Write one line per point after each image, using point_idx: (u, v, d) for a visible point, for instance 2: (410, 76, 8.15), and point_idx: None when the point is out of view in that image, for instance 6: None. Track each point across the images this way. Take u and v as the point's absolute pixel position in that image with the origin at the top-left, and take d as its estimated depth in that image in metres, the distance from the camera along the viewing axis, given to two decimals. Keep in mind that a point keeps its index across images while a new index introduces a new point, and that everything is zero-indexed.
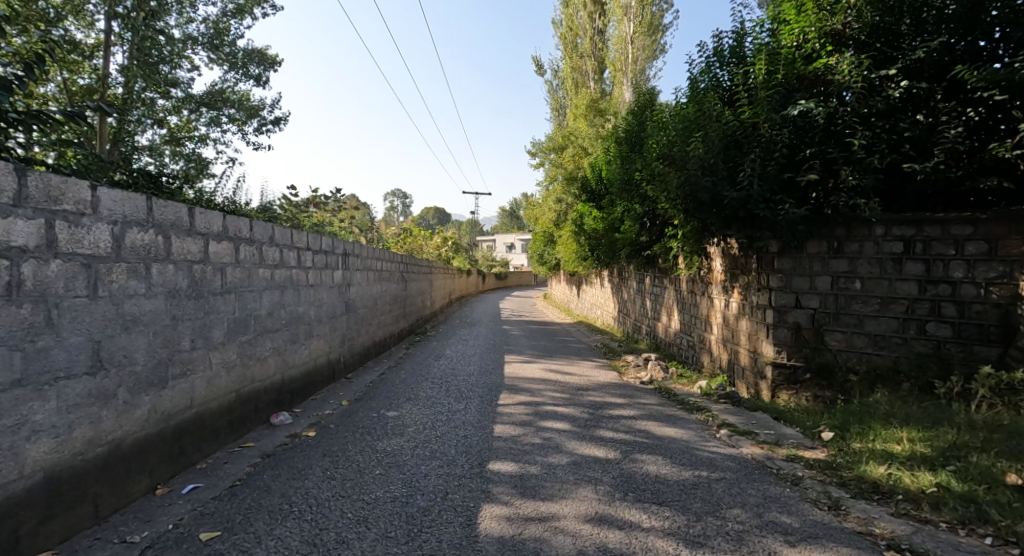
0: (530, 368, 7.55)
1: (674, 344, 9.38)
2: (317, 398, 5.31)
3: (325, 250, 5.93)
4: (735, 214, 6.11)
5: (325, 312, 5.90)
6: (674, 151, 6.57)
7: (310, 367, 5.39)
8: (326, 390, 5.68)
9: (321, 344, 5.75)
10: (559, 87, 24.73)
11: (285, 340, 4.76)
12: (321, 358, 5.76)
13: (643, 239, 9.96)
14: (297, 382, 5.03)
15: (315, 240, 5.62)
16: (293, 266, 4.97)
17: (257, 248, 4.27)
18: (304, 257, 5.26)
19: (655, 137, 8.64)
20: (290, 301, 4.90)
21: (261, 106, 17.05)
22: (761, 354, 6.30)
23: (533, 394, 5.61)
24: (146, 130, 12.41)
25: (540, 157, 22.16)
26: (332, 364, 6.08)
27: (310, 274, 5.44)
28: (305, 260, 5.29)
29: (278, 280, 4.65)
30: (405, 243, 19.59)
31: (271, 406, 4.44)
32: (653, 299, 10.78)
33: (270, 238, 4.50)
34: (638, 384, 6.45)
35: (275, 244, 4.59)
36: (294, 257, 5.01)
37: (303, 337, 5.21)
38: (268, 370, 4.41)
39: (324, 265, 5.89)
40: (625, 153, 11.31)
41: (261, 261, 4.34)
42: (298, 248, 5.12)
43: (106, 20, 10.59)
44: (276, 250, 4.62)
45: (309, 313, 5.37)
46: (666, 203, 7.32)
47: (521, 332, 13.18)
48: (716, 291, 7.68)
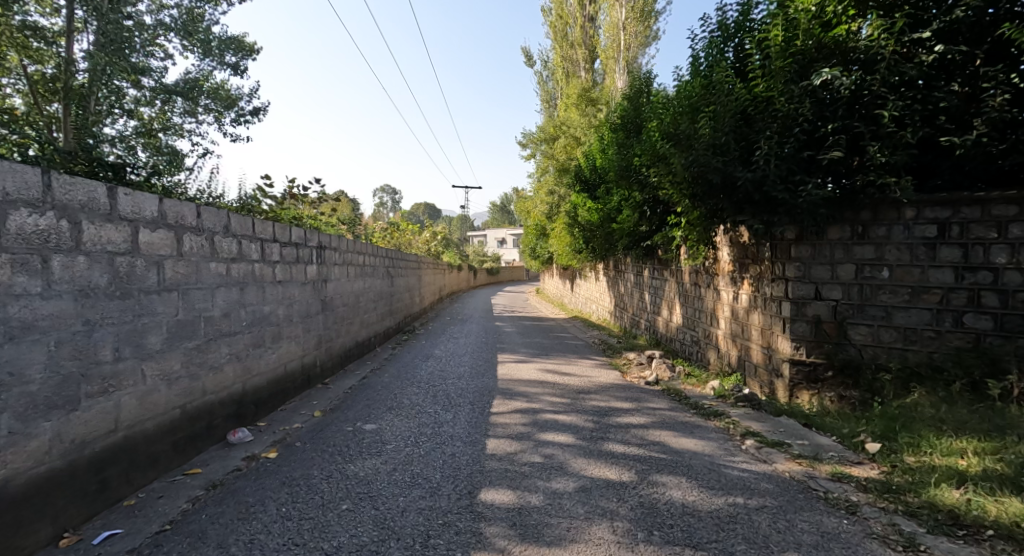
0: (525, 369, 7.00)
1: (677, 340, 8.88)
2: (287, 409, 4.73)
3: (295, 242, 5.32)
4: (748, 198, 5.59)
5: (297, 311, 5.30)
6: (681, 131, 6.03)
7: (279, 373, 4.80)
8: (299, 399, 5.10)
9: (293, 348, 5.16)
10: (548, 78, 24.09)
11: (247, 344, 4.17)
12: (293, 363, 5.18)
13: (642, 229, 9.43)
14: (263, 392, 4.44)
15: (282, 231, 5.02)
16: (254, 259, 4.38)
17: (208, 239, 3.67)
18: (269, 250, 4.66)
19: (656, 119, 8.05)
20: (252, 300, 4.31)
21: (238, 97, 16.42)
22: (776, 350, 5.78)
23: (530, 400, 5.06)
24: (115, 122, 11.71)
25: (533, 148, 21.72)
26: (306, 370, 5.49)
27: (277, 268, 4.85)
28: (269, 255, 4.69)
29: (237, 276, 4.06)
30: (393, 239, 18.97)
31: (230, 422, 3.85)
32: (653, 293, 10.25)
33: (225, 227, 3.91)
34: (644, 385, 5.92)
35: (231, 235, 4.00)
36: (256, 249, 4.41)
37: (270, 340, 4.61)
38: (226, 381, 3.82)
39: (295, 260, 5.29)
40: (622, 140, 10.78)
41: (213, 254, 3.74)
42: (261, 240, 4.52)
43: (70, 4, 9.88)
44: (233, 241, 4.03)
45: (277, 312, 4.79)
46: (670, 189, 6.77)
47: (515, 328, 12.61)
48: (723, 283, 7.17)
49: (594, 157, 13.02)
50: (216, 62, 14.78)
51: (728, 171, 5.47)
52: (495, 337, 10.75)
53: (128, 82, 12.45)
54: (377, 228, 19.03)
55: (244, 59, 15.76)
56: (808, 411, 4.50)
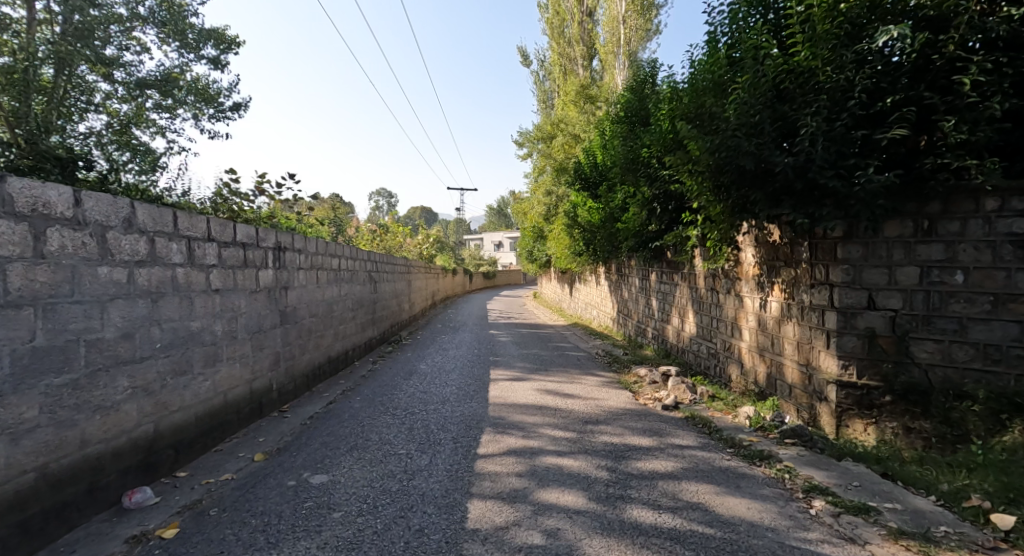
0: (521, 389, 6.07)
1: (690, 351, 7.98)
2: (225, 449, 3.82)
3: (241, 242, 4.40)
4: (786, 188, 4.69)
5: (243, 326, 4.37)
6: (703, 110, 5.14)
7: (215, 405, 3.87)
8: (245, 434, 4.17)
9: (236, 372, 4.22)
10: (544, 77, 23.25)
11: (163, 373, 3.25)
12: (237, 390, 4.24)
13: (651, 228, 8.53)
14: (189, 431, 3.52)
15: (221, 229, 4.10)
16: (176, 262, 3.45)
17: (96, 238, 2.76)
18: (200, 251, 3.74)
19: (669, 104, 7.13)
20: (173, 316, 3.39)
21: (219, 94, 15.64)
22: (818, 369, 4.88)
23: (527, 434, 4.14)
24: (82, 117, 10.94)
25: (528, 147, 20.84)
26: (255, 397, 4.55)
27: (214, 274, 3.92)
28: (202, 257, 3.78)
29: (148, 285, 3.15)
30: (381, 242, 18.07)
31: (132, 478, 2.93)
32: (661, 299, 9.34)
33: (128, 221, 3.00)
34: (662, 411, 5.02)
35: (139, 232, 3.09)
36: (179, 250, 3.49)
37: (201, 366, 3.70)
38: (128, 425, 2.90)
39: (240, 264, 4.36)
40: (626, 132, 9.89)
41: (107, 257, 2.83)
42: (188, 238, 3.61)
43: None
44: (142, 239, 3.11)
45: (213, 329, 3.87)
46: (687, 180, 5.86)
47: (510, 337, 11.66)
48: (747, 289, 6.27)
49: (595, 153, 12.11)
50: (196, 55, 13.87)
51: (762, 156, 4.58)
52: (489, 348, 9.80)
53: (91, 71, 11.51)
54: (366, 231, 18.11)
55: (226, 51, 14.86)
56: (873, 452, 3.62)
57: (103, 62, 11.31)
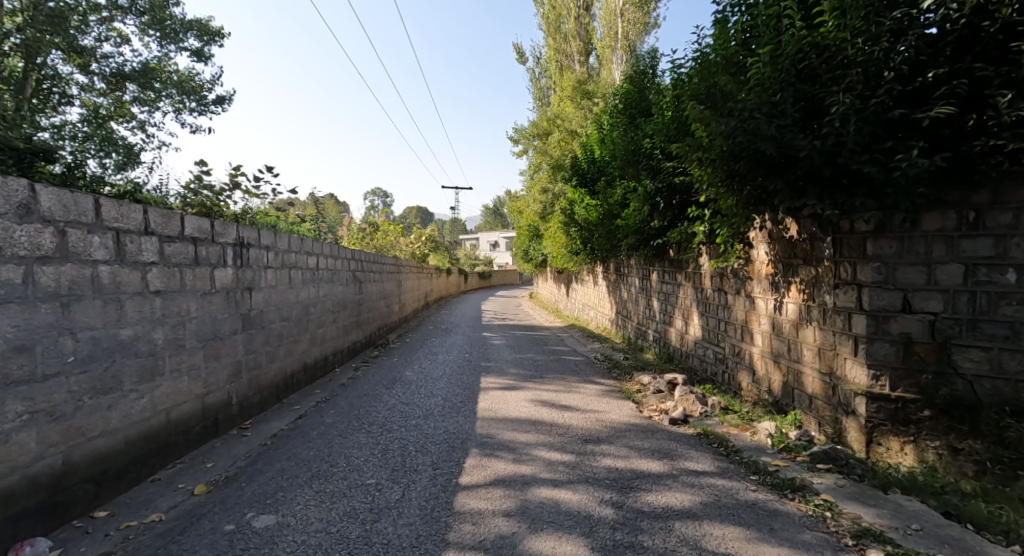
0: (513, 400, 5.52)
1: (695, 356, 7.46)
2: (164, 478, 3.29)
3: (188, 236, 3.84)
4: (810, 175, 4.17)
5: (193, 334, 3.83)
6: (716, 90, 4.61)
7: (154, 426, 3.33)
8: (193, 458, 3.64)
9: (183, 386, 3.69)
10: (541, 74, 22.72)
11: (78, 392, 2.72)
12: (183, 407, 3.70)
13: (654, 224, 8.01)
14: (117, 460, 2.99)
15: (164, 222, 3.58)
16: (99, 259, 2.93)
17: None
18: (133, 247, 3.21)
19: (675, 90, 6.59)
20: (95, 323, 2.86)
21: (205, 87, 15.05)
22: (844, 379, 4.35)
23: (518, 458, 3.61)
24: (57, 111, 10.36)
25: (523, 143, 20.29)
26: (208, 413, 4.02)
27: (152, 272, 3.40)
28: (137, 253, 3.26)
29: (54, 286, 2.64)
30: (373, 242, 17.47)
31: (27, 524, 2.45)
32: (663, 300, 8.82)
33: (24, 207, 2.51)
34: (671, 427, 4.50)
35: (40, 221, 2.59)
36: (104, 244, 2.97)
37: (135, 382, 3.16)
38: (22, 459, 2.43)
39: (188, 262, 3.83)
40: (625, 123, 9.36)
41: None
42: (118, 230, 3.08)
43: None
44: (45, 230, 2.61)
45: (151, 338, 3.33)
46: (697, 169, 5.31)
47: (504, 340, 11.11)
48: (760, 289, 5.75)
49: (593, 148, 11.56)
50: (179, 47, 13.15)
51: (784, 140, 4.06)
52: (481, 353, 9.25)
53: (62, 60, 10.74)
54: (356, 229, 17.48)
55: (209, 43, 14.14)
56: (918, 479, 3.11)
57: (76, 50, 10.56)
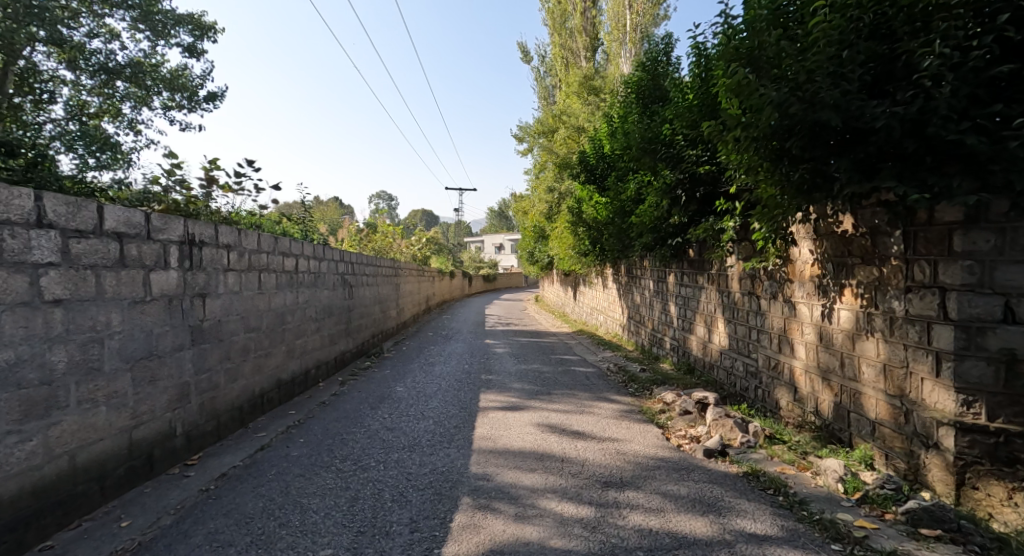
0: (515, 427, 5.00)
1: (718, 368, 6.62)
2: (57, 543, 2.89)
3: (90, 235, 3.25)
4: (885, 151, 3.41)
5: (112, 352, 3.34)
6: (763, 51, 3.82)
7: (47, 474, 2.92)
8: (109, 512, 3.23)
9: (97, 420, 3.22)
10: (546, 72, 21.97)
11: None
12: (99, 447, 3.25)
13: (674, 220, 7.20)
14: None
15: (71, 213, 3.11)
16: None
17: None
18: (16, 243, 2.81)
19: (699, 67, 5.81)
20: None
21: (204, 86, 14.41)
22: (920, 406, 3.47)
23: (519, 521, 3.16)
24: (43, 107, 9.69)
25: (528, 141, 19.46)
26: (138, 451, 3.54)
27: (49, 277, 2.97)
28: (21, 251, 2.84)
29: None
30: (371, 244, 16.72)
31: None
32: (680, 306, 8.04)
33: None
34: (721, 466, 4.03)
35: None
36: None
37: (16, 421, 2.77)
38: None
39: (108, 264, 3.37)
40: (639, 111, 8.53)
41: None
42: None
43: None
44: None
45: (45, 361, 2.93)
46: (730, 152, 4.48)
47: (506, 348, 10.34)
48: (802, 294, 4.76)
49: (602, 141, 10.75)
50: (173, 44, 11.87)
51: (851, 108, 3.32)
52: (482, 364, 8.42)
53: (42, 50, 9.74)
54: (354, 230, 16.79)
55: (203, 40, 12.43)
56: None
57: (59, 42, 9.53)
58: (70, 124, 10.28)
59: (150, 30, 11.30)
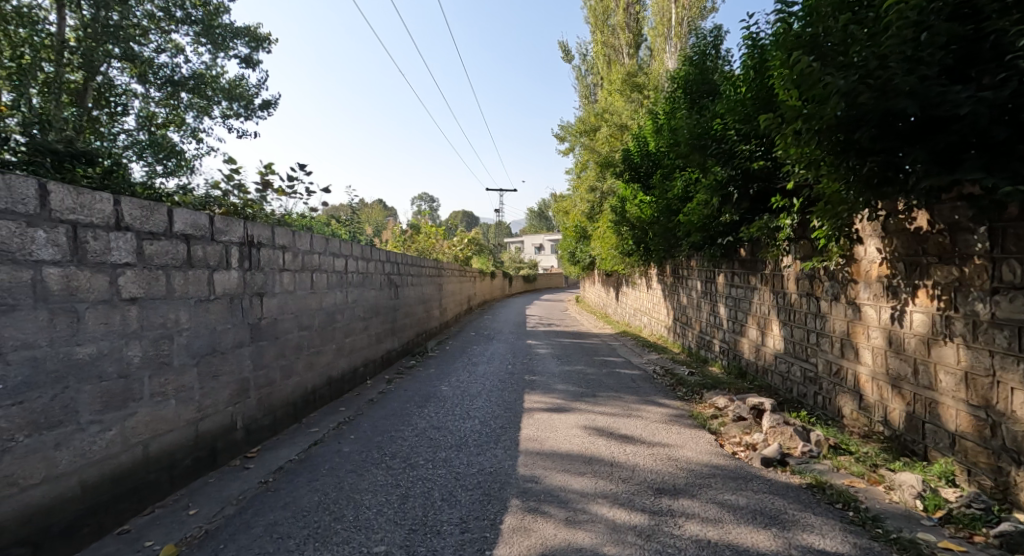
0: (560, 429, 4.90)
1: (772, 372, 6.34)
2: (131, 530, 3.00)
3: (159, 235, 3.37)
4: (971, 140, 3.16)
5: (179, 348, 3.45)
6: (829, 37, 3.61)
7: (123, 464, 3.04)
8: (178, 501, 3.35)
9: (167, 412, 3.34)
10: (587, 71, 21.77)
11: (6, 429, 2.48)
12: (169, 438, 3.37)
13: (725, 219, 6.93)
14: (68, 512, 2.74)
15: (145, 216, 3.24)
16: (45, 259, 2.68)
17: None
18: (97, 244, 2.94)
19: (754, 58, 5.57)
20: (33, 338, 2.61)
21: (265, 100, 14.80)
22: (1010, 418, 3.19)
23: (572, 525, 3.08)
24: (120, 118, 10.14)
25: (569, 140, 19.30)
26: (202, 443, 3.66)
27: (126, 277, 3.10)
28: (102, 252, 2.97)
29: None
30: (414, 244, 16.92)
31: None
32: (731, 307, 7.76)
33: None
34: (782, 476, 3.83)
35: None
36: (53, 241, 2.73)
37: (95, 413, 2.88)
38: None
39: (177, 264, 3.48)
40: (687, 106, 8.26)
41: None
42: (74, 224, 2.82)
43: None
44: None
45: (123, 356, 3.04)
46: (788, 146, 4.26)
47: (549, 349, 10.24)
48: (868, 295, 4.47)
49: (648, 138, 10.48)
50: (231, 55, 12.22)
51: (933, 94, 3.10)
52: (524, 364, 8.34)
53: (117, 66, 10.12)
54: (397, 231, 17.01)
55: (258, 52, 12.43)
56: None
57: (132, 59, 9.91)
58: (141, 134, 10.72)
59: (212, 44, 11.44)
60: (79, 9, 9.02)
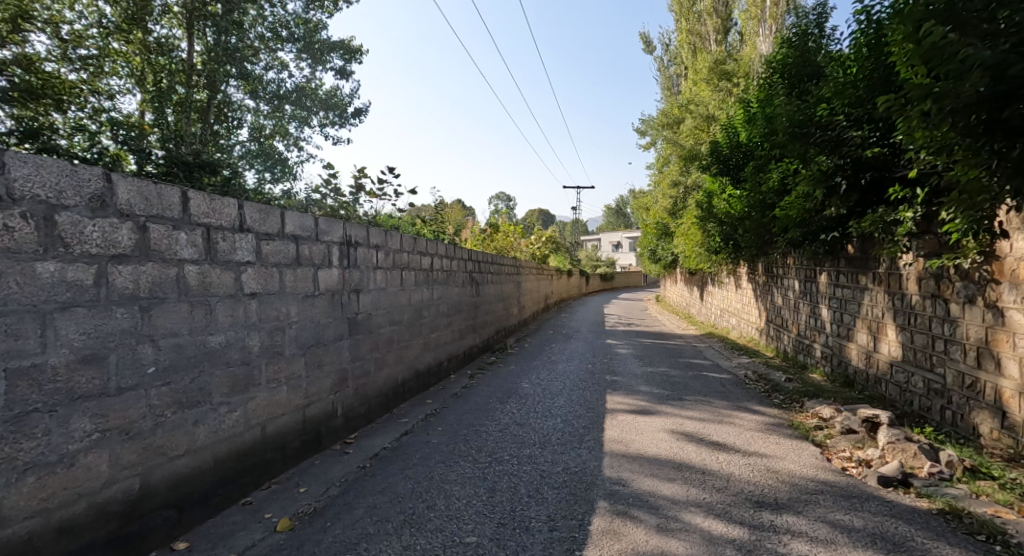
0: (647, 432, 4.68)
1: (886, 380, 5.73)
2: (251, 504, 3.23)
3: (273, 236, 3.57)
4: None
5: (289, 339, 3.66)
6: None
7: (245, 442, 3.29)
8: (289, 479, 3.57)
9: (281, 397, 3.57)
10: (670, 61, 21.01)
11: (158, 407, 2.75)
12: (281, 420, 3.59)
13: (829, 213, 6.34)
14: (203, 482, 3.00)
15: (262, 219, 3.47)
16: (185, 258, 2.93)
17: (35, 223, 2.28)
18: (226, 244, 3.19)
19: (870, 34, 5.03)
20: (176, 327, 2.85)
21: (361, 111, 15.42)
22: None
23: (667, 532, 2.91)
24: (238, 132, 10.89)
25: (651, 134, 18.69)
26: (309, 427, 3.87)
27: (247, 273, 3.34)
28: (229, 252, 3.22)
29: (133, 288, 2.64)
30: (493, 242, 17.09)
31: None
32: (835, 308, 7.12)
33: (97, 199, 2.51)
34: (907, 498, 3.41)
35: (118, 215, 2.59)
36: (191, 242, 2.97)
37: (221, 395, 3.12)
38: (89, 484, 2.43)
39: (288, 262, 3.70)
40: (785, 92, 7.64)
41: (59, 247, 2.36)
42: (207, 227, 3.07)
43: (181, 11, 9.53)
44: (124, 226, 2.62)
45: (245, 345, 3.28)
46: (910, 131, 3.84)
47: (630, 349, 9.92)
48: (1015, 298, 3.87)
49: (739, 129, 9.87)
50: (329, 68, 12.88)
51: None
52: (604, 364, 8.12)
53: (232, 85, 10.73)
54: (478, 230, 17.23)
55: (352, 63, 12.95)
56: None
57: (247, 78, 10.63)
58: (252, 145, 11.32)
59: (311, 59, 12.08)
60: (204, 35, 9.91)
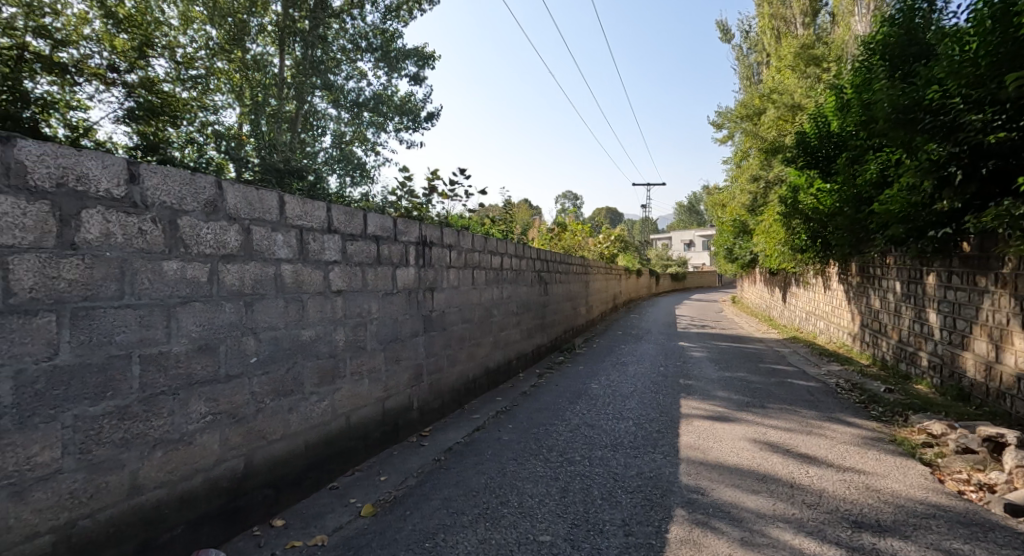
0: (726, 440, 4.37)
1: (1011, 395, 5.07)
2: (337, 490, 3.27)
3: (358, 237, 3.61)
4: None
5: (370, 335, 3.69)
6: None
7: (333, 430, 3.35)
8: (370, 467, 3.60)
9: (363, 389, 3.61)
10: (749, 50, 20.00)
11: (259, 394, 2.83)
12: (364, 411, 3.63)
13: (937, 208, 5.69)
14: (295, 465, 3.07)
15: (348, 220, 3.53)
16: (281, 258, 3.00)
17: (160, 229, 2.37)
18: (316, 245, 3.25)
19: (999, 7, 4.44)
20: (272, 319, 2.92)
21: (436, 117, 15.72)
22: None
23: (762, 547, 2.66)
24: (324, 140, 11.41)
25: (727, 127, 17.81)
26: (388, 418, 3.89)
27: (334, 272, 3.39)
28: (319, 252, 3.27)
29: (239, 285, 2.73)
30: (561, 242, 16.89)
31: (207, 530, 2.54)
32: (946, 312, 6.41)
33: (211, 204, 2.60)
34: None
35: (226, 218, 2.68)
36: (286, 242, 3.04)
37: (312, 385, 3.17)
38: (203, 462, 2.53)
39: (371, 262, 3.73)
40: (884, 76, 6.96)
41: (179, 250, 2.44)
42: (300, 228, 3.13)
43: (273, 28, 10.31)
44: (231, 228, 2.71)
45: (332, 339, 3.34)
46: None
47: (704, 353, 9.45)
48: None
49: (829, 118, 9.13)
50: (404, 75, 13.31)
51: None
52: (679, 367, 7.76)
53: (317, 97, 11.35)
54: (546, 229, 17.09)
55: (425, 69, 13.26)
56: None
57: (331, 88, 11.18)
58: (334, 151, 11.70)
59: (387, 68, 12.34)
60: (293, 51, 10.57)
